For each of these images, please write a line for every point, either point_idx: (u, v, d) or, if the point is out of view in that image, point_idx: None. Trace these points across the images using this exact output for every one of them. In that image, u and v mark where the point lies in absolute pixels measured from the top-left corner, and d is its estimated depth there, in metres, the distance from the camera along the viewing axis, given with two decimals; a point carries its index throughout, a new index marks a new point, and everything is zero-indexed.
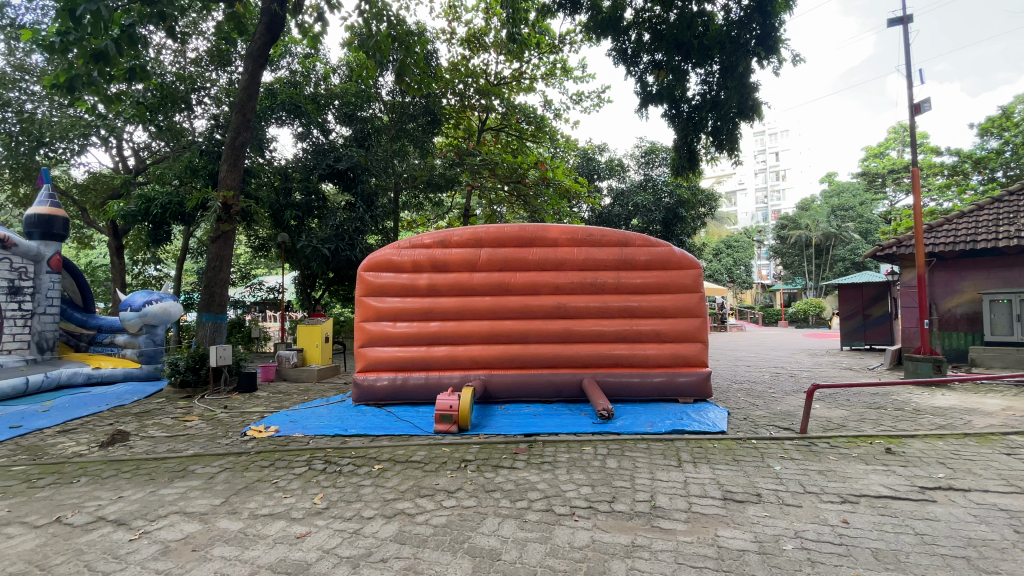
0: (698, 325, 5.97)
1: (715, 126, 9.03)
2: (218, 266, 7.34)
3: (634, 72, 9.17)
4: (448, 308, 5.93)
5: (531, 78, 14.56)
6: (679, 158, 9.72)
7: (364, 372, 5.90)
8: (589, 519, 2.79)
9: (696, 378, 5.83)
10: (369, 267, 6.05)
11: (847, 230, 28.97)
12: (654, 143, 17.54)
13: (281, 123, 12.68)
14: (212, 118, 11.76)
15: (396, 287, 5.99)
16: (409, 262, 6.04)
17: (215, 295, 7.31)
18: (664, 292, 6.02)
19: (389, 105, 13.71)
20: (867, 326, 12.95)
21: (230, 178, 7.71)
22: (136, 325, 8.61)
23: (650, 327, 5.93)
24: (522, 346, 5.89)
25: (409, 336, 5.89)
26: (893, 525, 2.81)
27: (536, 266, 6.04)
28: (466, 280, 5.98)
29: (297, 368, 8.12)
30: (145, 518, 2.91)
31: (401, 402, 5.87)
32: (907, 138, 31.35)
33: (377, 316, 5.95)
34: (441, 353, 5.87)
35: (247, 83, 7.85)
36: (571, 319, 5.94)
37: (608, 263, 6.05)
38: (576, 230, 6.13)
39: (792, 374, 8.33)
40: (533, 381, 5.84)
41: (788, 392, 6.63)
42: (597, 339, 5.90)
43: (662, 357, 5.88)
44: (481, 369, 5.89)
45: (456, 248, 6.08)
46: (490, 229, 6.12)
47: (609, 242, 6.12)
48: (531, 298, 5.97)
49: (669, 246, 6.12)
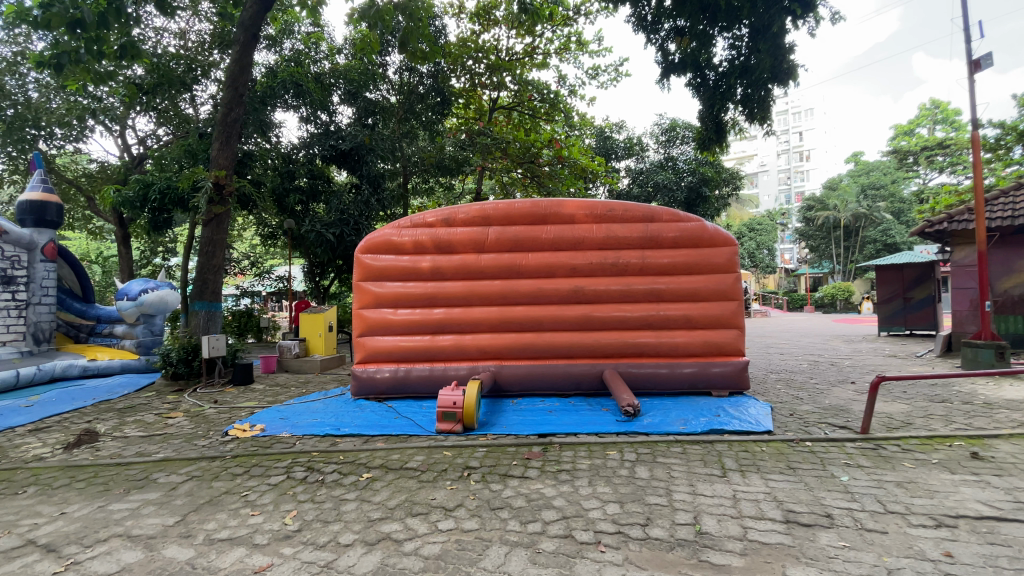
0: (733, 309, 5.32)
1: (747, 94, 8.30)
2: (211, 251, 6.85)
3: (654, 41, 8.54)
4: (454, 293, 5.37)
5: (544, 53, 13.82)
6: (705, 130, 9.08)
7: (363, 364, 5.37)
8: (619, 551, 2.21)
9: (731, 368, 5.20)
10: (367, 249, 5.49)
11: (879, 210, 27.63)
12: (675, 120, 16.74)
13: (286, 107, 12.22)
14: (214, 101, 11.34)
15: (396, 271, 5.43)
16: (410, 243, 5.47)
17: (209, 282, 6.81)
18: (695, 273, 5.37)
19: (397, 85, 13.12)
20: (908, 311, 12.10)
21: (222, 157, 7.17)
22: (133, 315, 8.29)
23: (680, 311, 5.29)
24: (537, 334, 5.31)
25: (412, 325, 5.35)
26: (1013, 560, 2.17)
27: (550, 246, 5.44)
28: (473, 262, 5.40)
29: (299, 359, 7.67)
30: (81, 543, 2.43)
31: (403, 397, 5.33)
32: (941, 114, 29.77)
33: (376, 302, 5.42)
34: (446, 343, 5.32)
35: (240, 54, 7.32)
36: (590, 304, 5.33)
37: (632, 241, 5.41)
38: (595, 205, 5.50)
39: (833, 362, 7.62)
40: (549, 373, 5.25)
41: (834, 384, 5.94)
42: (618, 325, 5.29)
43: (693, 346, 5.25)
44: (491, 360, 5.33)
45: (462, 228, 5.50)
46: (499, 205, 5.52)
47: (632, 218, 5.48)
48: (545, 281, 5.37)
49: (700, 220, 5.46)
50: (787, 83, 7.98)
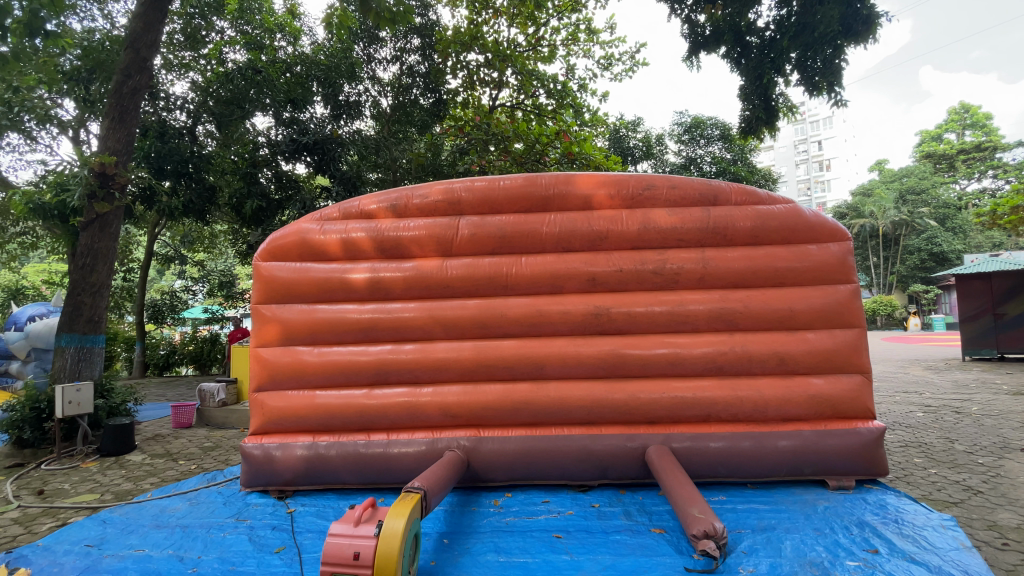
0: (853, 344, 3.29)
1: (804, 59, 6.28)
2: (89, 263, 4.94)
3: (678, 13, 6.81)
4: (404, 320, 3.38)
5: (550, 44, 12.04)
6: (750, 110, 6.87)
7: (260, 437, 3.38)
8: None
9: (855, 442, 3.15)
10: (271, 253, 3.51)
11: (921, 217, 25.06)
12: (698, 116, 14.81)
13: (263, 110, 9.85)
14: (183, 106, 9.89)
15: (314, 286, 3.44)
16: (338, 244, 3.50)
17: (83, 307, 4.89)
18: (783, 285, 3.36)
19: (389, 84, 10.91)
20: (999, 330, 10.01)
21: (113, 138, 5.30)
22: (23, 350, 6.36)
23: (767, 348, 3.25)
24: (536, 386, 3.30)
25: (339, 372, 3.37)
26: None
27: (554, 245, 3.48)
28: (435, 272, 3.43)
29: (226, 408, 5.71)
30: None
31: (323, 489, 3.32)
32: (973, 118, 27.71)
33: (282, 338, 3.43)
34: (392, 401, 3.31)
35: (146, 9, 5.47)
36: (620, 337, 3.33)
37: (683, 235, 3.42)
38: (625, 180, 3.55)
39: (955, 408, 5.50)
40: (554, 453, 3.18)
41: (1003, 456, 3.83)
42: (667, 371, 3.27)
43: (792, 406, 3.21)
44: (463, 427, 3.31)
45: (420, 219, 3.56)
46: (476, 184, 3.59)
47: (683, 200, 3.52)
48: (546, 299, 3.39)
49: (790, 203, 3.49)
50: (864, 38, 5.89)
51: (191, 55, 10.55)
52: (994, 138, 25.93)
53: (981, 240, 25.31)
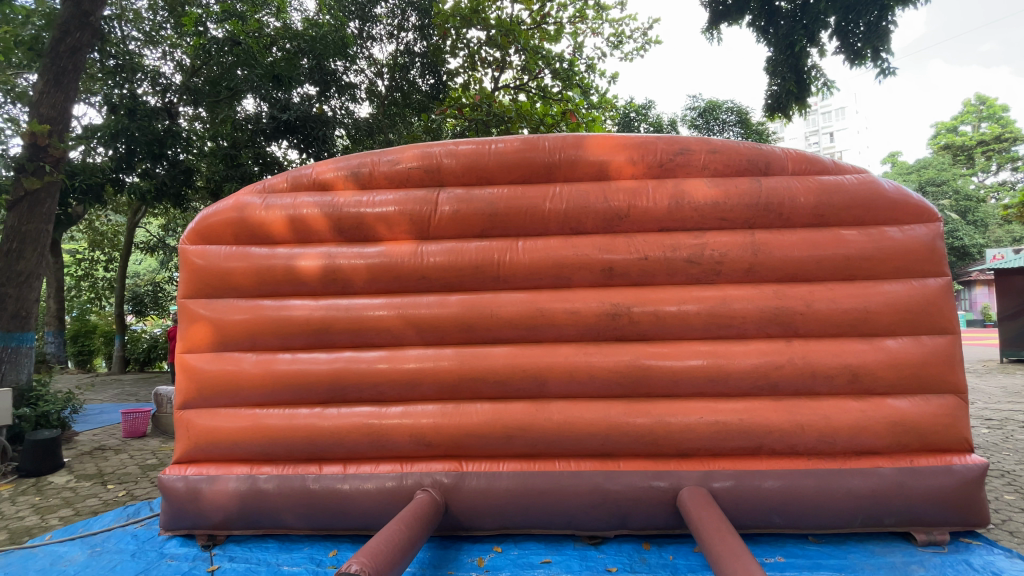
0: (947, 355, 2.53)
1: (844, 22, 5.37)
2: (17, 248, 4.25)
3: None
4: (368, 320, 2.65)
5: (556, 21, 11.16)
6: (776, 84, 5.93)
7: (186, 467, 2.67)
8: None
9: (949, 484, 2.41)
10: (202, 234, 2.79)
11: (942, 210, 23.94)
12: (712, 100, 13.89)
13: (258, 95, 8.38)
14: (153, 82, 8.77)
15: (255, 277, 2.72)
16: (285, 222, 2.77)
17: (9, 299, 4.21)
18: (854, 278, 2.61)
19: (385, 65, 10.18)
20: None
21: (46, 104, 4.56)
22: None
23: (835, 360, 2.50)
24: (534, 406, 2.57)
25: (284, 386, 2.64)
26: None
27: (559, 226, 2.73)
28: (407, 260, 2.69)
29: None
30: None
31: (263, 534, 2.61)
32: (995, 108, 26.59)
33: (216, 342, 2.72)
34: (351, 423, 2.60)
35: None
36: (643, 344, 2.59)
37: (726, 213, 2.67)
38: (651, 143, 2.80)
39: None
40: (558, 495, 2.45)
41: None
42: (705, 389, 2.53)
43: (868, 436, 2.47)
44: (441, 458, 2.59)
45: (390, 192, 2.82)
46: (463, 149, 2.84)
47: (724, 168, 2.77)
48: (550, 295, 2.66)
49: (862, 173, 2.73)
50: None
51: (172, 29, 9.45)
52: (1015, 129, 24.96)
53: (1003, 235, 24.23)
